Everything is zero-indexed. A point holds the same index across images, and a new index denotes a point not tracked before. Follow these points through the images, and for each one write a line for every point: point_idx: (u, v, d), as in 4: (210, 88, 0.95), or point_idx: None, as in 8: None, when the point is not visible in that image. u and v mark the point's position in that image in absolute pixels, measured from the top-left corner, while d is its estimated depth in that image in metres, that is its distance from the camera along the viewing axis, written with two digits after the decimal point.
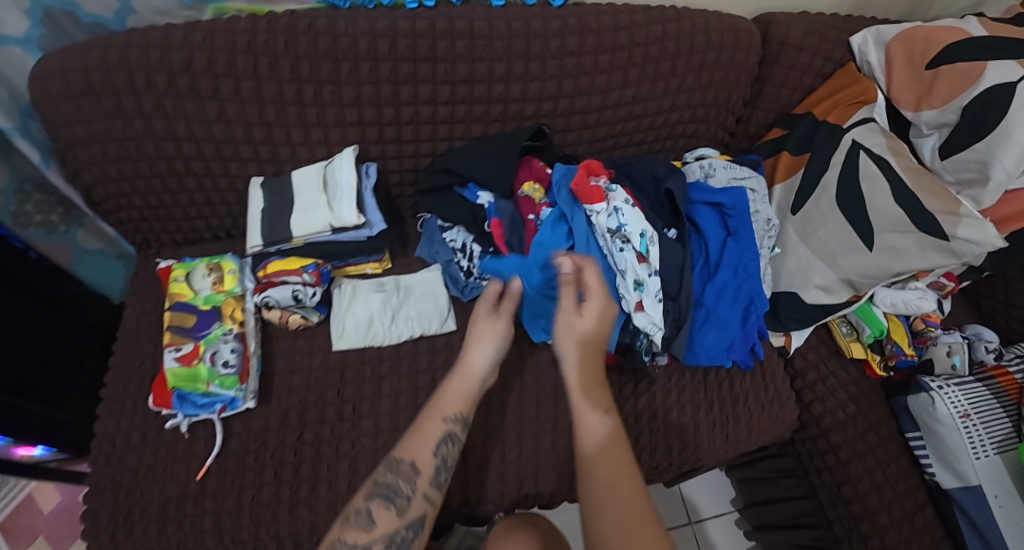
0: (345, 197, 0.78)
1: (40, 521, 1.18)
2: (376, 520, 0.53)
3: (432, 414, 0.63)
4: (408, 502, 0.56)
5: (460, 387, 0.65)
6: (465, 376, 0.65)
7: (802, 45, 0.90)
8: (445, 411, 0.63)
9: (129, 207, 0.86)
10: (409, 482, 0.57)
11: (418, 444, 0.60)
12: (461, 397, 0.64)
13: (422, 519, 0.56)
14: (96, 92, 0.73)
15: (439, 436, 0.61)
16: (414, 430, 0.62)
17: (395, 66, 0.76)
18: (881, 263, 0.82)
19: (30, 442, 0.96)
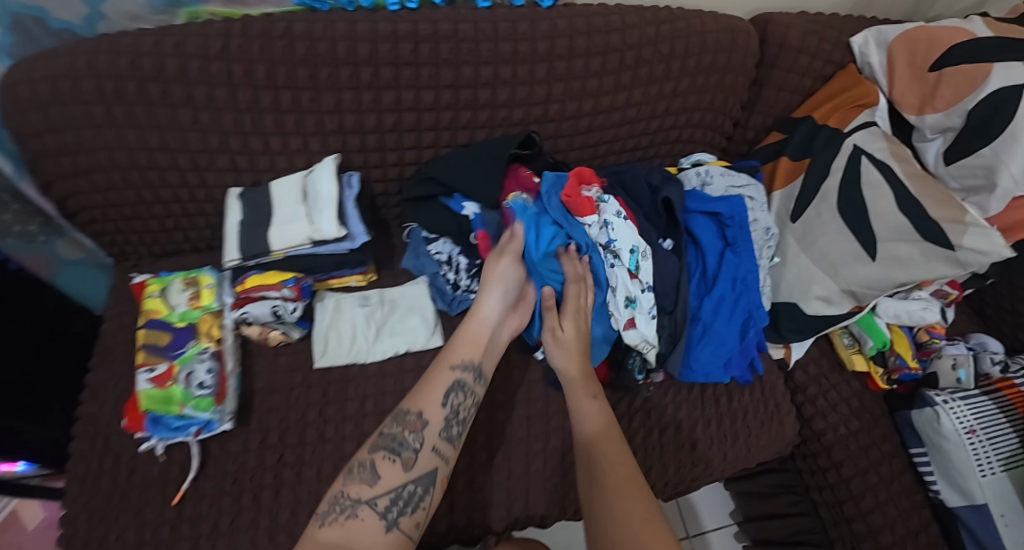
0: (326, 209, 0.75)
1: (24, 537, 1.16)
2: (381, 473, 0.56)
3: (442, 366, 0.66)
4: (414, 454, 0.58)
5: (470, 338, 0.68)
6: (477, 326, 0.69)
7: (801, 46, 0.86)
8: (454, 362, 0.66)
9: (104, 219, 0.83)
10: (416, 433, 0.60)
11: (428, 397, 0.63)
12: (472, 345, 0.68)
13: (430, 473, 0.58)
14: (65, 101, 0.69)
15: (447, 386, 0.65)
16: (423, 386, 0.65)
17: (376, 71, 0.72)
18: (883, 274, 0.80)
19: (13, 458, 1.01)
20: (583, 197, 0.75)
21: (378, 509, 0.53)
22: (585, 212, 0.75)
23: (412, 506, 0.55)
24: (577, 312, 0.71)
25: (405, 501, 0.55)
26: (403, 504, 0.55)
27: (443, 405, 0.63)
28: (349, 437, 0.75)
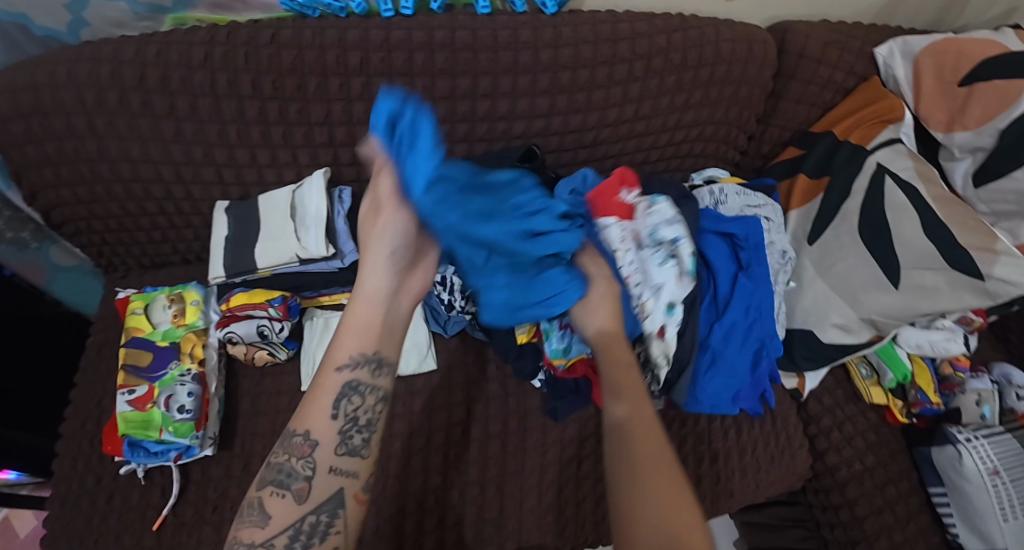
0: (312, 227, 0.72)
1: (16, 544, 1.15)
2: (273, 513, 0.39)
3: (325, 367, 0.45)
4: (308, 483, 0.41)
5: (356, 325, 0.46)
6: (362, 304, 0.46)
7: (822, 56, 0.81)
8: (340, 359, 0.44)
9: (89, 231, 0.80)
10: (305, 458, 0.42)
11: (318, 405, 0.44)
12: (362, 332, 0.46)
13: (336, 497, 0.41)
14: (46, 111, 0.67)
15: (335, 394, 0.44)
16: (311, 393, 0.45)
17: (367, 82, 0.69)
18: (905, 303, 0.75)
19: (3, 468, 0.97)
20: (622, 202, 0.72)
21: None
22: (603, 215, 0.71)
23: (323, 541, 0.40)
24: (606, 281, 0.65)
25: (310, 538, 0.40)
26: (307, 542, 0.39)
27: (336, 413, 0.43)
28: None
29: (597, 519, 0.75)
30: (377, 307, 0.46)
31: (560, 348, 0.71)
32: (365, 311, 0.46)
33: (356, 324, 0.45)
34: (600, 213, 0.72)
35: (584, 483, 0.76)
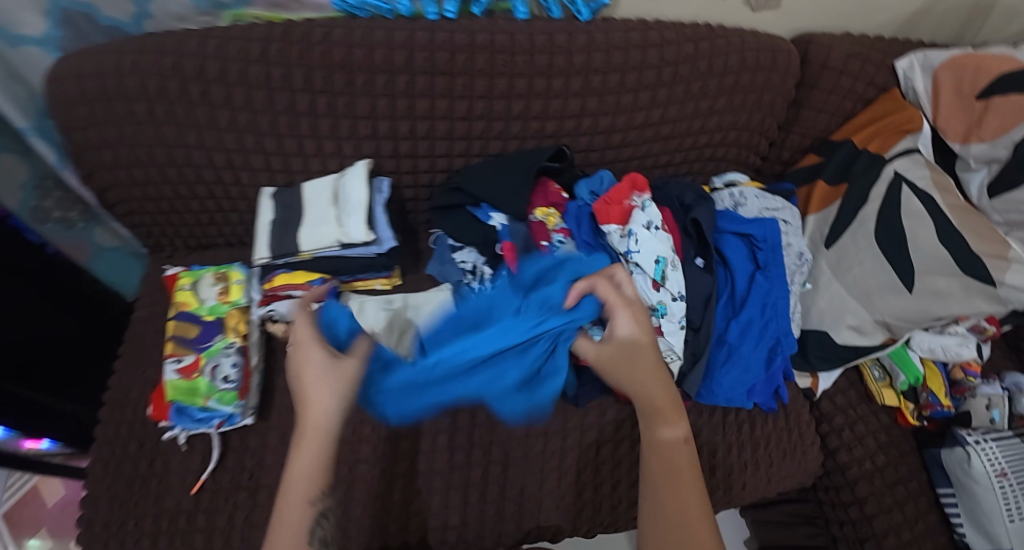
0: (354, 213, 0.76)
1: (45, 512, 1.20)
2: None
3: (295, 503, 0.55)
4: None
5: (308, 468, 0.55)
6: (318, 435, 0.56)
7: (844, 67, 0.84)
8: (309, 495, 0.55)
9: (142, 211, 0.85)
10: None
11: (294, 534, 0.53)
12: (317, 471, 0.56)
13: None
14: (109, 97, 0.72)
15: (309, 515, 0.55)
16: (274, 526, 0.54)
17: (411, 80, 0.73)
18: (919, 307, 0.77)
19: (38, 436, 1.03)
20: (619, 206, 0.76)
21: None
22: (607, 220, 0.76)
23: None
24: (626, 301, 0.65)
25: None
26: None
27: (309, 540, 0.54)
28: (366, 440, 0.75)
29: (614, 503, 0.78)
30: (325, 446, 0.57)
31: None
32: (308, 453, 0.56)
33: (309, 465, 0.55)
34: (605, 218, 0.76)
35: (601, 469, 0.79)
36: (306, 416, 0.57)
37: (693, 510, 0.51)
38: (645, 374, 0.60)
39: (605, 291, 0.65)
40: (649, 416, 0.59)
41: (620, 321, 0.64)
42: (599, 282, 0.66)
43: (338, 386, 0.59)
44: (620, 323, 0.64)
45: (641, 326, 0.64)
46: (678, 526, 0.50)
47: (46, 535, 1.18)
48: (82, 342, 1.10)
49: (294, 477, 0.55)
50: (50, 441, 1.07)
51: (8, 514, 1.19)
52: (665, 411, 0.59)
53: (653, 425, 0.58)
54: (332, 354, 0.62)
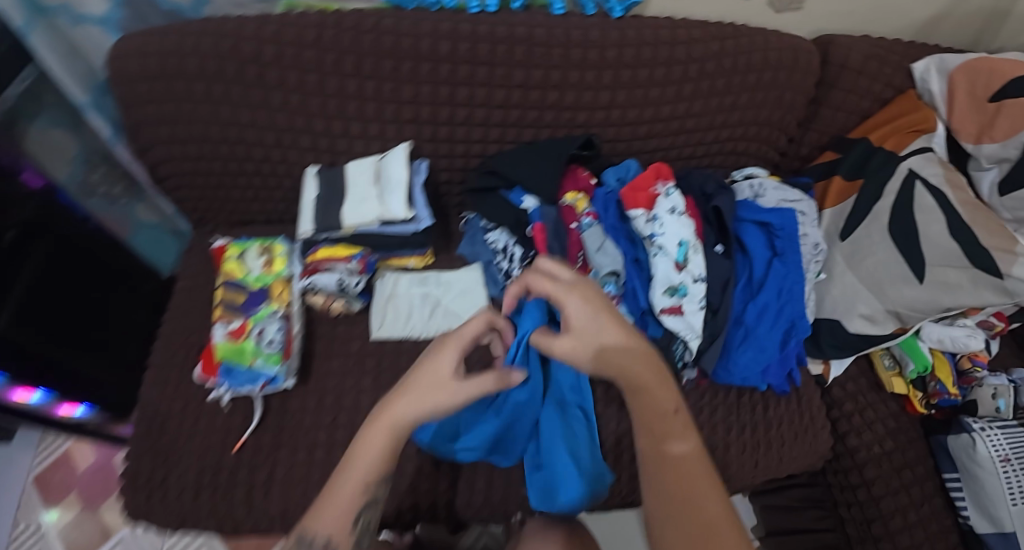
0: (396, 191, 0.81)
1: (75, 477, 1.25)
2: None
3: (350, 485, 0.52)
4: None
5: (369, 457, 0.52)
6: (394, 426, 0.52)
7: (862, 68, 0.88)
8: (366, 480, 0.52)
9: (190, 185, 0.90)
10: None
11: (334, 521, 0.52)
12: (379, 462, 0.52)
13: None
14: (169, 76, 0.77)
15: (358, 505, 0.53)
16: (323, 501, 0.53)
17: (453, 68, 0.78)
18: (929, 297, 0.81)
19: (75, 402, 1.10)
20: (645, 193, 0.81)
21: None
22: (631, 205, 0.80)
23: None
24: (582, 291, 0.55)
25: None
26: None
27: (353, 525, 0.53)
28: None
29: (632, 474, 0.82)
30: (394, 441, 0.52)
31: None
32: (378, 440, 0.52)
33: (372, 453, 0.52)
34: (631, 203, 0.81)
35: (621, 441, 0.83)
36: (394, 406, 0.52)
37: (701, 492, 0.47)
38: (623, 355, 0.52)
39: (537, 285, 0.55)
40: (636, 397, 0.53)
41: (575, 316, 0.53)
42: (533, 277, 0.56)
43: (440, 400, 0.52)
44: (572, 315, 0.54)
45: (600, 311, 0.53)
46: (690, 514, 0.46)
47: (76, 498, 1.22)
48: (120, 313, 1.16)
49: (353, 460, 0.53)
50: (87, 406, 1.13)
51: (41, 476, 1.25)
52: (649, 388, 0.52)
53: (645, 403, 0.52)
54: (457, 370, 0.54)
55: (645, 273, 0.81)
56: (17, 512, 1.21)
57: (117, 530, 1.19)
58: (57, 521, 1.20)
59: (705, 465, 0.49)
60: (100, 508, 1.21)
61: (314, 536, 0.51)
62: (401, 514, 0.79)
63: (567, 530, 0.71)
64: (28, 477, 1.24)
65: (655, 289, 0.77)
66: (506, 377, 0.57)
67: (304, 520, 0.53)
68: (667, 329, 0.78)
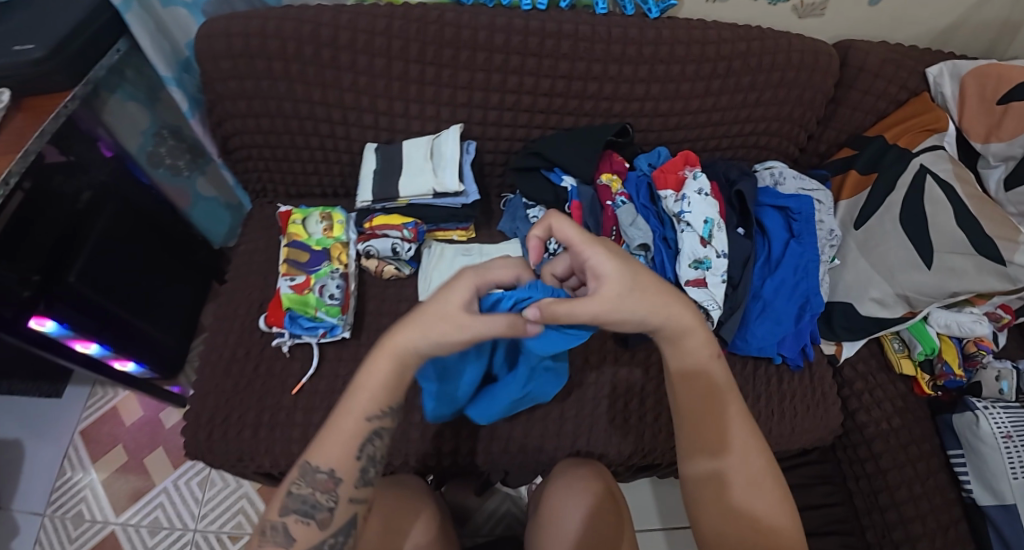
0: (449, 167, 0.90)
1: (122, 430, 1.31)
2: (297, 536, 0.53)
3: (353, 415, 0.56)
4: (330, 513, 0.54)
5: (375, 386, 0.55)
6: (398, 353, 0.54)
7: (879, 71, 0.95)
8: (368, 411, 0.55)
9: (258, 157, 0.99)
10: (328, 493, 0.54)
11: (337, 453, 0.55)
12: (381, 390, 0.55)
13: (350, 521, 0.55)
14: (252, 54, 0.85)
15: (359, 436, 0.55)
16: (324, 431, 0.56)
17: (506, 57, 0.86)
18: (936, 282, 0.87)
19: (127, 357, 1.13)
20: (674, 175, 0.90)
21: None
22: (662, 186, 0.91)
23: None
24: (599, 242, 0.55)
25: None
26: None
27: (358, 456, 0.56)
28: None
29: (653, 432, 0.89)
30: (398, 369, 0.55)
31: None
32: (385, 367, 0.55)
33: (378, 382, 0.55)
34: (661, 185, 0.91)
35: (645, 402, 0.91)
36: (396, 335, 0.54)
37: (734, 450, 0.56)
38: (656, 299, 0.54)
39: (564, 226, 0.54)
40: (681, 359, 0.59)
41: (603, 264, 0.53)
42: (556, 216, 0.55)
43: (447, 334, 0.52)
44: (602, 263, 0.54)
45: (622, 261, 0.54)
46: (714, 479, 0.56)
47: (122, 451, 1.28)
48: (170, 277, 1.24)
49: (358, 390, 0.56)
50: (138, 364, 1.17)
51: (86, 430, 1.31)
52: (693, 331, 0.57)
53: (684, 347, 0.58)
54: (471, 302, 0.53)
55: (672, 250, 0.89)
56: (63, 463, 1.27)
57: (159, 481, 1.25)
58: (100, 473, 1.26)
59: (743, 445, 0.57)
60: (144, 460, 1.27)
61: (317, 465, 0.55)
62: (442, 457, 0.87)
63: (597, 473, 0.78)
64: (75, 429, 1.30)
65: (682, 262, 0.85)
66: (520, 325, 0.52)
67: (306, 452, 0.56)
68: (691, 300, 0.85)
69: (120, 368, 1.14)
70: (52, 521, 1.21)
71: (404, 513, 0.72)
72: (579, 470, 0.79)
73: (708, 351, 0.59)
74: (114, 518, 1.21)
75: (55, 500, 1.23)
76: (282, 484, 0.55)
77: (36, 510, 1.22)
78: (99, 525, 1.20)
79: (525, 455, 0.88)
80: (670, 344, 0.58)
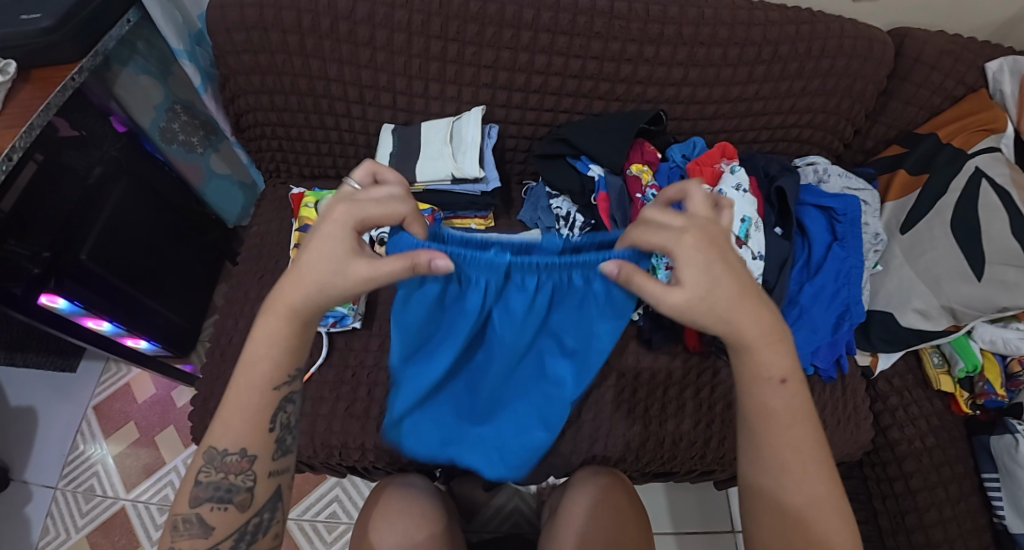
0: (469, 151, 0.85)
1: (133, 408, 1.29)
2: (214, 524, 0.49)
3: (257, 388, 0.49)
4: (250, 492, 0.50)
5: (272, 351, 0.48)
6: (281, 307, 0.47)
7: (936, 63, 0.88)
8: (273, 381, 0.49)
9: (270, 135, 0.95)
10: (244, 473, 0.50)
11: (243, 431, 0.49)
12: (283, 353, 0.49)
13: (275, 494, 0.52)
14: (266, 26, 0.80)
15: (268, 408, 0.50)
16: (219, 408, 0.50)
17: (534, 36, 0.81)
18: (986, 295, 0.81)
19: (138, 335, 1.11)
20: (710, 170, 0.85)
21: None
22: (696, 180, 0.85)
23: (264, 531, 0.52)
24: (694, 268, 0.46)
25: (254, 533, 0.51)
26: (251, 537, 0.51)
27: (271, 428, 0.51)
28: None
29: (674, 440, 0.85)
30: (289, 328, 0.48)
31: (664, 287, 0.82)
32: (270, 327, 0.48)
33: (268, 345, 0.48)
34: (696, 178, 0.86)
35: (667, 407, 0.87)
36: (286, 293, 0.47)
37: (791, 479, 0.47)
38: (730, 305, 0.46)
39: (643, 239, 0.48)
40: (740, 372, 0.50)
41: (687, 270, 0.46)
42: (636, 230, 0.49)
43: (331, 273, 0.45)
44: (683, 263, 0.46)
45: (712, 265, 0.46)
46: (774, 510, 0.48)
47: (133, 428, 1.27)
48: (180, 255, 1.21)
49: (254, 358, 0.49)
50: (150, 342, 1.15)
51: (99, 405, 1.30)
52: (756, 347, 0.48)
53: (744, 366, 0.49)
54: (354, 249, 0.46)
55: None
56: (75, 437, 1.26)
57: (169, 459, 1.24)
58: (111, 449, 1.25)
59: (807, 445, 0.48)
60: (156, 438, 1.26)
61: (224, 448, 0.49)
62: None
63: (624, 487, 0.75)
64: (88, 405, 1.29)
65: None
66: (421, 256, 0.46)
67: (205, 436, 0.49)
68: None
69: (132, 346, 1.12)
70: (64, 494, 1.21)
71: (413, 514, 0.70)
72: (603, 485, 0.74)
73: (771, 373, 0.48)
74: (124, 495, 1.20)
75: (67, 474, 1.22)
76: (191, 473, 0.49)
77: (49, 483, 1.22)
78: (110, 500, 1.20)
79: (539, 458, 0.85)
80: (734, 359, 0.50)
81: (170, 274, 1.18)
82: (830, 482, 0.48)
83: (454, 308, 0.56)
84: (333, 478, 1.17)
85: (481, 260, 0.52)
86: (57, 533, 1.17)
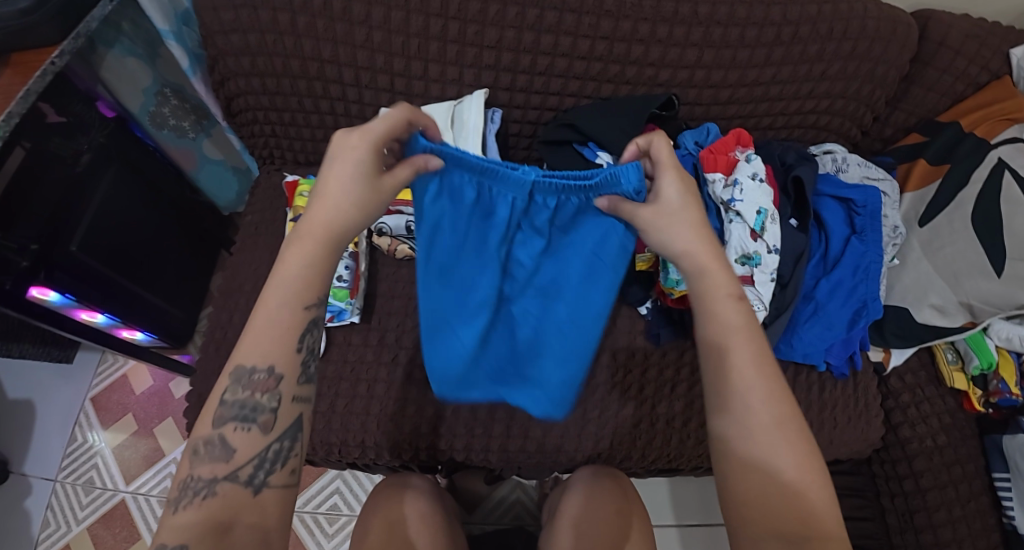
0: (471, 137, 0.81)
1: (131, 399, 1.27)
2: (236, 446, 0.45)
3: (287, 303, 0.47)
4: (273, 415, 0.47)
5: (304, 272, 0.47)
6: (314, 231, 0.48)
7: (961, 48, 0.84)
8: (306, 298, 0.47)
9: (263, 120, 0.91)
10: (270, 393, 0.46)
11: (271, 348, 0.46)
12: (314, 274, 0.48)
13: (297, 423, 0.48)
14: (255, 4, 0.76)
15: (300, 328, 0.48)
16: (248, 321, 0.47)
17: (541, 14, 0.76)
18: (1005, 292, 0.78)
19: (133, 327, 1.09)
20: (725, 158, 0.81)
21: (241, 483, 0.44)
22: (709, 168, 0.81)
23: (283, 464, 0.47)
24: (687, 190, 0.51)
25: (273, 463, 0.46)
26: (272, 466, 0.46)
27: (299, 348, 0.48)
28: None
29: (682, 438, 0.83)
30: (323, 252, 0.48)
31: (674, 278, 0.77)
32: (303, 254, 0.47)
33: (299, 268, 0.47)
34: (709, 166, 0.81)
35: (676, 402, 0.84)
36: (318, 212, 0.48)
37: (755, 394, 0.48)
38: (693, 228, 0.51)
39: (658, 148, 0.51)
40: (700, 298, 0.52)
41: (666, 186, 0.51)
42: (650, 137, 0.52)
43: (355, 186, 0.48)
44: (664, 183, 0.51)
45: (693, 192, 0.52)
46: (742, 433, 0.48)
47: (131, 419, 1.25)
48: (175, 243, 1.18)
49: (283, 279, 0.47)
50: (145, 334, 1.14)
51: (98, 397, 1.27)
52: (713, 269, 0.51)
53: (703, 286, 0.51)
54: (375, 166, 0.48)
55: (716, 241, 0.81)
56: (74, 428, 1.24)
57: (169, 450, 1.22)
58: (109, 441, 1.23)
59: (767, 367, 0.49)
60: (155, 430, 1.24)
61: (253, 365, 0.46)
62: (454, 453, 0.83)
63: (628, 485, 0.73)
64: (86, 395, 1.27)
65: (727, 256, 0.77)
66: (418, 159, 0.49)
67: (233, 353, 0.46)
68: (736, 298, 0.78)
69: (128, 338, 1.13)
70: (64, 487, 1.19)
71: (414, 518, 0.67)
72: (609, 483, 0.73)
73: (730, 290, 0.51)
74: (124, 487, 1.19)
75: (67, 466, 1.20)
76: (215, 393, 0.47)
77: (48, 475, 1.20)
78: (110, 492, 1.18)
79: (544, 455, 0.83)
80: (694, 285, 0.52)
81: (165, 261, 1.15)
82: (790, 404, 0.48)
83: (479, 218, 0.55)
84: (333, 471, 1.15)
85: (511, 175, 0.51)
86: (57, 526, 1.15)
